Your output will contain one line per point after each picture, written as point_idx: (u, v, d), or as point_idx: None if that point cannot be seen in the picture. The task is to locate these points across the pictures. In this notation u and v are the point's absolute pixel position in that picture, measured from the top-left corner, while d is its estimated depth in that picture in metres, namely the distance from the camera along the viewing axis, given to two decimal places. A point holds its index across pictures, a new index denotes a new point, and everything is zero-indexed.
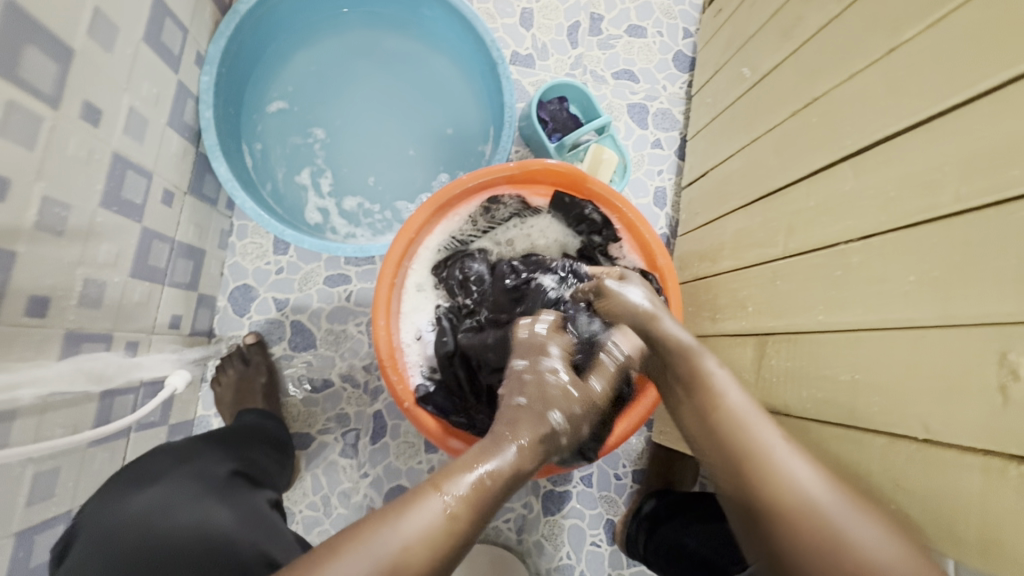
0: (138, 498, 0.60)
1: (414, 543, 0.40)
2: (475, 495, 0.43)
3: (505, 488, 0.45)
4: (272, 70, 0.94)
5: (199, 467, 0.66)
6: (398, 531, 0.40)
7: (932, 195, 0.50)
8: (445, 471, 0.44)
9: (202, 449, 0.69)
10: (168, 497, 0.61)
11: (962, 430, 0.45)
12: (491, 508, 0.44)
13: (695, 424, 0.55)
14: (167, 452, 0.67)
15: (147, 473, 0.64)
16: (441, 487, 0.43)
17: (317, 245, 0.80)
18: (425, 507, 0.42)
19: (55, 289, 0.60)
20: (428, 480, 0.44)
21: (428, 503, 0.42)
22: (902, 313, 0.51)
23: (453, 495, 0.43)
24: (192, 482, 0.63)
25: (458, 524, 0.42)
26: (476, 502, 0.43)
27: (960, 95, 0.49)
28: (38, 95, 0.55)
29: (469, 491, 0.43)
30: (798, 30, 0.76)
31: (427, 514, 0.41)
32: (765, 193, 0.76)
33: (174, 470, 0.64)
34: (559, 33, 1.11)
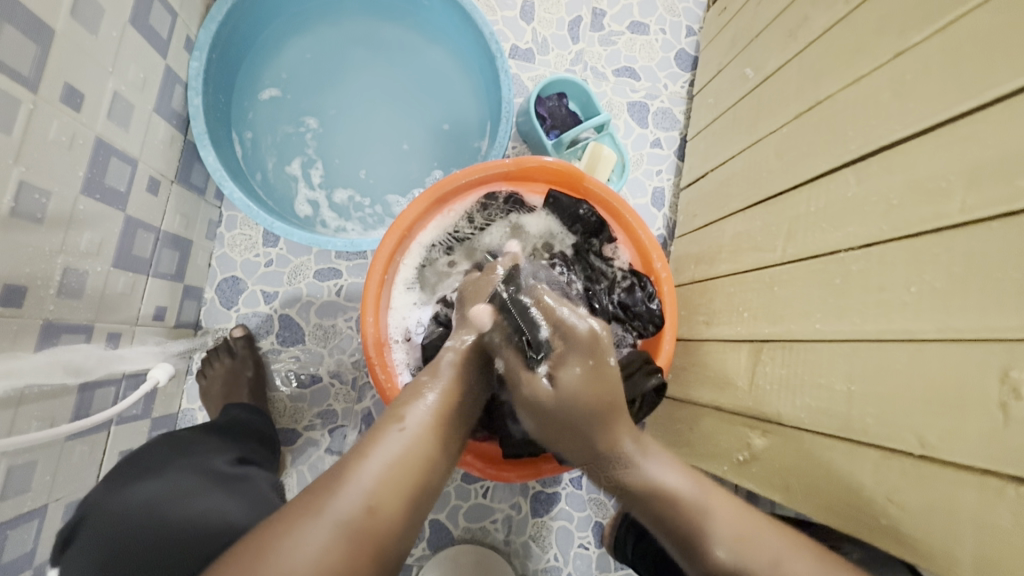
0: (140, 488, 0.59)
1: (383, 471, 0.45)
2: (427, 417, 0.51)
3: (445, 415, 0.53)
4: (265, 57, 0.91)
5: (202, 461, 0.65)
6: (367, 462, 0.45)
7: (938, 204, 0.49)
8: (393, 412, 0.51)
9: (205, 442, 0.68)
10: (171, 489, 0.59)
11: (959, 447, 0.44)
12: (445, 427, 0.52)
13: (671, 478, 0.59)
14: (163, 445, 0.66)
15: (150, 466, 0.62)
16: (398, 414, 0.51)
17: (307, 238, 0.78)
18: (385, 436, 0.48)
19: (34, 279, 0.58)
20: (382, 419, 0.50)
21: (387, 432, 0.48)
22: (902, 325, 0.50)
23: (408, 422, 0.50)
24: (194, 473, 0.62)
25: (418, 444, 0.48)
26: (424, 427, 0.50)
27: (972, 101, 0.48)
28: (16, 77, 0.53)
29: (421, 420, 0.50)
30: (804, 31, 0.74)
31: (390, 442, 0.47)
32: (765, 197, 0.75)
33: (176, 464, 0.63)
34: (560, 27, 1.09)
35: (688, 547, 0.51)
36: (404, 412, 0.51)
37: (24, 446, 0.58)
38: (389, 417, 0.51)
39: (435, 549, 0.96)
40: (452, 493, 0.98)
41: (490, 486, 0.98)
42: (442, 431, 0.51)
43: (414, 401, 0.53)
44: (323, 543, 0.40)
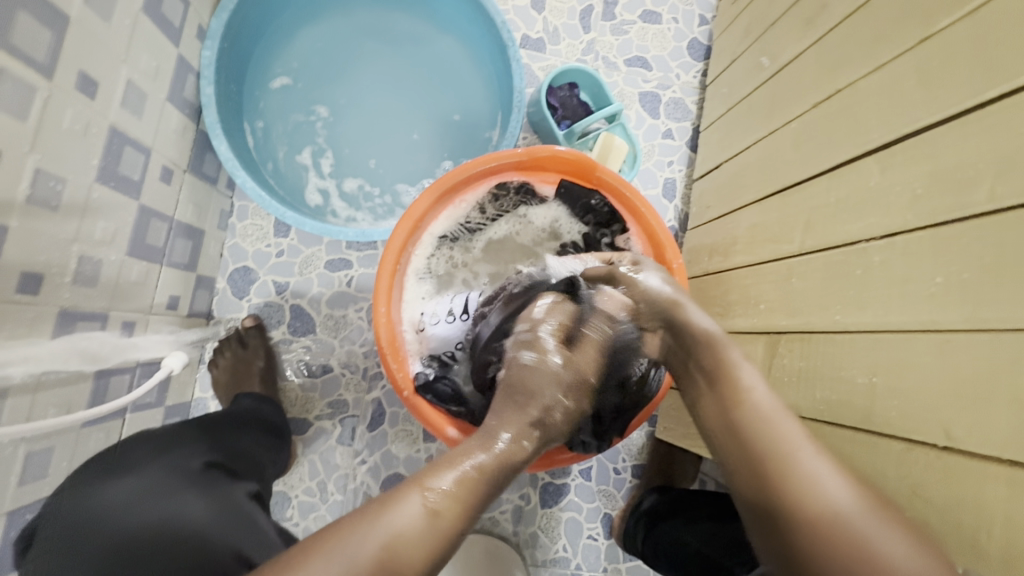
0: (109, 491, 0.58)
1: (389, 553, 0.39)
2: (461, 491, 0.43)
3: (481, 497, 0.43)
4: (275, 46, 0.91)
5: (179, 458, 0.64)
6: (383, 528, 0.40)
7: (964, 193, 0.48)
8: (427, 471, 0.44)
9: (185, 441, 0.67)
10: (145, 486, 0.59)
11: (983, 438, 0.44)
12: (479, 505, 0.44)
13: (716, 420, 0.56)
14: (144, 442, 0.67)
15: (127, 462, 0.63)
16: (428, 482, 0.43)
17: (319, 228, 0.78)
18: (408, 504, 0.41)
19: (49, 267, 0.58)
20: (413, 479, 0.43)
21: (408, 501, 0.41)
22: (926, 316, 0.49)
23: (437, 496, 0.42)
24: (169, 475, 0.61)
25: (444, 522, 0.41)
26: (455, 510, 0.42)
27: (1003, 86, 0.46)
28: (31, 64, 0.53)
29: (453, 486, 0.43)
30: (823, 18, 0.73)
31: (407, 523, 0.40)
32: (781, 188, 0.74)
33: (150, 461, 0.63)
34: (571, 16, 1.08)
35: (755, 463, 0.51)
36: (436, 481, 0.43)
37: (41, 432, 0.59)
38: (421, 476, 0.43)
39: None
40: None
41: None
42: (474, 505, 0.43)
43: (450, 477, 0.43)
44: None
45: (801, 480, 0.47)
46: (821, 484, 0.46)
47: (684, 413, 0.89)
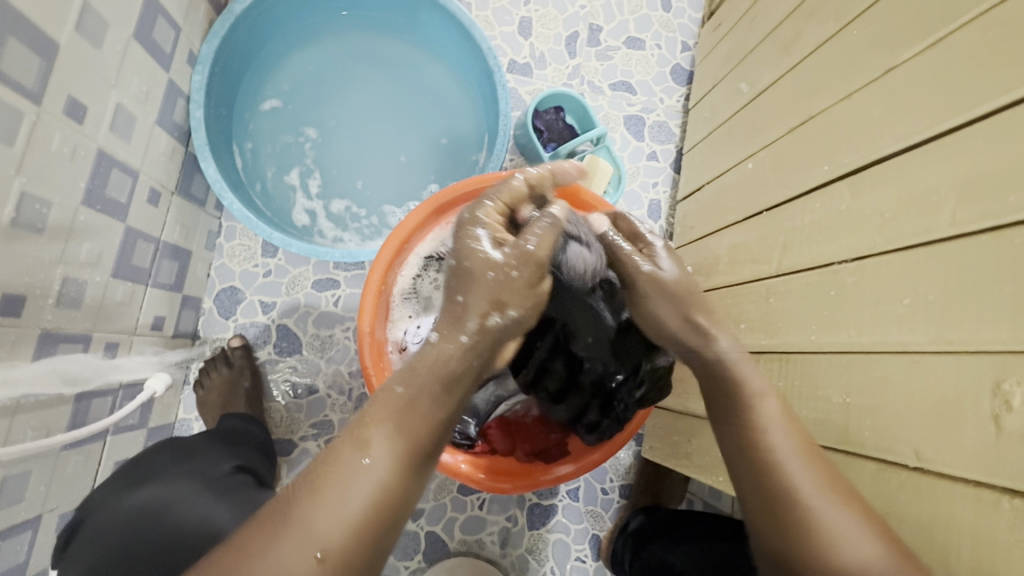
0: (139, 493, 0.61)
1: (337, 517, 0.42)
2: (389, 449, 0.46)
3: (414, 444, 0.47)
4: (267, 70, 0.93)
5: (200, 467, 0.65)
6: (325, 497, 0.42)
7: (928, 218, 0.50)
8: (358, 432, 0.47)
9: (208, 446, 0.69)
10: (168, 494, 0.61)
11: (951, 459, 0.44)
12: (416, 452, 0.47)
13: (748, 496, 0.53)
14: (167, 448, 0.67)
15: (150, 469, 0.63)
16: (360, 436, 0.46)
17: (305, 249, 0.79)
18: (345, 468, 0.44)
19: (32, 288, 0.59)
20: (348, 440, 0.46)
21: (345, 458, 0.45)
22: (896, 337, 0.50)
23: (372, 452, 0.45)
24: (193, 479, 0.62)
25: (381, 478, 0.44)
26: (390, 461, 0.45)
27: (961, 117, 0.49)
28: (20, 90, 0.54)
29: (383, 452, 0.45)
30: (797, 47, 0.75)
31: (356, 481, 0.43)
32: (760, 210, 0.76)
33: (174, 466, 0.64)
34: (557, 42, 1.11)
35: (767, 492, 0.51)
36: (367, 435, 0.46)
37: (18, 456, 0.58)
38: (352, 435, 0.46)
39: (431, 561, 0.96)
40: (448, 505, 0.97)
41: (486, 497, 0.98)
42: (410, 443, 0.47)
43: (377, 431, 0.46)
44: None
45: (827, 540, 0.47)
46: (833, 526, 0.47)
47: (670, 432, 0.89)
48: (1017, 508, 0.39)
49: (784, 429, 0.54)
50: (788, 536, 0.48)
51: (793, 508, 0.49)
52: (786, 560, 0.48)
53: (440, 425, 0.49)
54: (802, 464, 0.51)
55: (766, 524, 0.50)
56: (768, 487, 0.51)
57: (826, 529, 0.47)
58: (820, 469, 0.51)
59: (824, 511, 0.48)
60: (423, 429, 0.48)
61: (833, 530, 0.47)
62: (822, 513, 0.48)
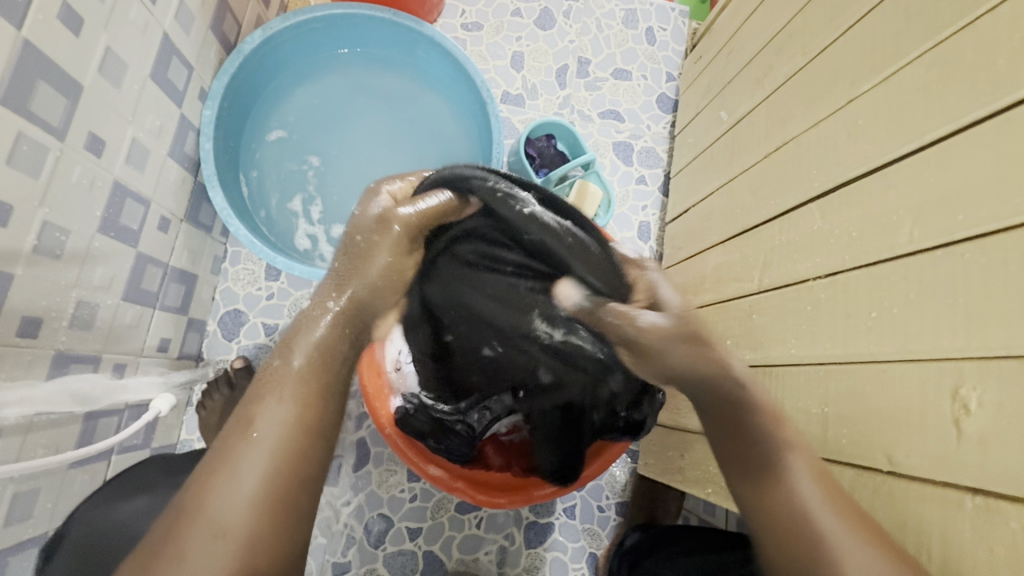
0: (129, 505, 0.61)
1: (240, 501, 0.37)
2: (288, 412, 0.40)
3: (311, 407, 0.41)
4: (273, 103, 0.98)
5: (186, 478, 0.66)
6: (219, 486, 0.37)
7: (889, 236, 0.53)
8: (252, 404, 0.41)
9: (201, 462, 0.70)
10: (156, 502, 0.61)
11: (920, 463, 0.47)
12: (323, 409, 0.41)
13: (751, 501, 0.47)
14: (163, 462, 0.68)
15: (141, 482, 0.64)
16: (250, 412, 0.40)
17: (307, 273, 0.83)
18: (237, 449, 0.38)
19: (49, 311, 0.62)
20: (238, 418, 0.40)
21: (242, 441, 0.39)
22: (865, 348, 0.53)
23: (265, 426, 0.39)
24: (180, 492, 0.64)
25: (280, 447, 0.39)
26: (285, 429, 0.39)
27: (912, 144, 0.53)
28: (46, 127, 0.58)
29: (280, 419, 0.40)
30: (770, 78, 0.80)
31: (247, 460, 0.38)
32: (741, 230, 0.79)
33: (165, 481, 0.65)
34: (548, 74, 1.17)
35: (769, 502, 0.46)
36: (263, 411, 0.40)
37: (29, 472, 0.61)
38: (245, 414, 0.40)
39: None
40: (446, 523, 0.98)
41: (483, 515, 0.99)
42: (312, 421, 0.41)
43: (292, 388, 0.41)
44: None
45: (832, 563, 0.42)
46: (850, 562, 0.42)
47: (664, 448, 0.91)
48: (978, 505, 0.41)
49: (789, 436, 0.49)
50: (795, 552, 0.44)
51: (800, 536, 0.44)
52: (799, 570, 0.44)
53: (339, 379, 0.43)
54: (812, 481, 0.47)
55: (763, 528, 0.46)
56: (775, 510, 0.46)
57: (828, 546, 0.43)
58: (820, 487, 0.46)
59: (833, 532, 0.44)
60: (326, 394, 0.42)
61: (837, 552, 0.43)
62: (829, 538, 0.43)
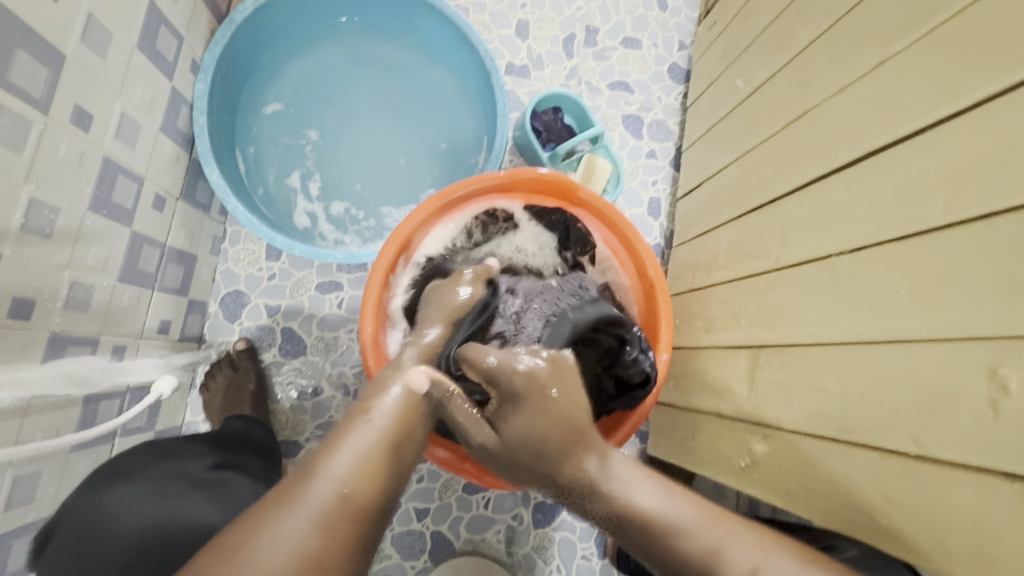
0: (119, 492, 0.59)
1: (356, 461, 0.45)
2: (396, 403, 0.51)
3: (414, 404, 0.52)
4: (269, 75, 0.95)
5: (179, 466, 0.65)
6: (339, 449, 0.45)
7: (923, 206, 0.50)
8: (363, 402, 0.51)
9: (188, 447, 0.69)
10: (147, 490, 0.59)
11: (949, 446, 0.44)
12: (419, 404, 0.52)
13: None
14: (146, 449, 0.67)
15: (126, 470, 0.62)
16: (366, 406, 0.50)
17: (308, 252, 0.80)
18: (355, 428, 0.47)
19: (41, 292, 0.60)
20: (353, 410, 0.50)
21: (355, 423, 0.48)
22: (891, 326, 0.50)
23: (375, 414, 0.49)
24: (173, 477, 0.62)
25: (390, 426, 0.48)
26: (396, 416, 0.49)
27: (949, 107, 0.49)
28: (28, 99, 0.55)
29: (392, 404, 0.50)
30: (790, 43, 0.76)
31: (359, 431, 0.47)
32: (757, 205, 0.76)
33: (153, 466, 0.63)
34: (554, 44, 1.12)
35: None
36: (375, 400, 0.51)
37: (30, 456, 0.60)
38: (360, 407, 0.50)
39: (437, 561, 0.96)
40: (453, 504, 0.98)
41: (491, 496, 0.98)
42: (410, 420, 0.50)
43: (403, 385, 0.52)
44: (297, 529, 0.40)
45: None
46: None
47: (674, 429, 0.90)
48: (1016, 492, 0.39)
49: (638, 481, 0.55)
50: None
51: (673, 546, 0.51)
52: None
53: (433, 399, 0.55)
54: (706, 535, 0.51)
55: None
56: (657, 534, 0.52)
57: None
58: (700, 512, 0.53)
59: (726, 557, 0.49)
60: (424, 402, 0.53)
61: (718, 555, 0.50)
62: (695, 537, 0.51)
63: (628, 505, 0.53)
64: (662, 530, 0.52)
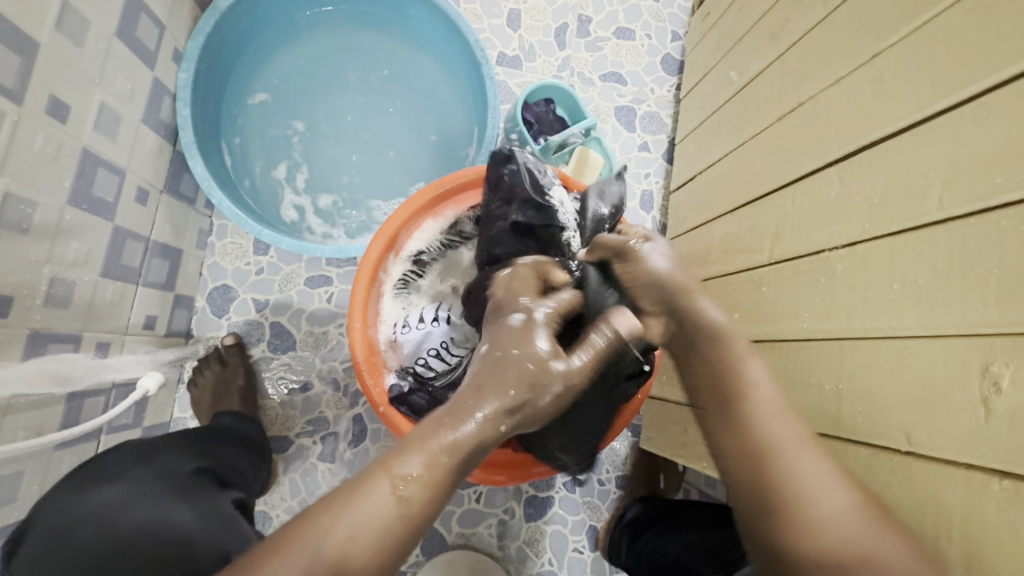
0: (97, 495, 0.57)
1: (355, 545, 0.38)
2: (425, 477, 0.41)
3: (448, 480, 0.42)
4: (255, 65, 0.93)
5: (165, 464, 0.62)
6: (341, 523, 0.39)
7: (917, 201, 0.49)
8: (395, 453, 0.42)
9: (175, 445, 0.66)
10: (129, 495, 0.58)
11: (941, 442, 0.44)
12: (451, 480, 0.42)
13: (727, 442, 0.49)
14: (131, 446, 0.64)
15: (107, 469, 0.60)
16: (393, 467, 0.41)
17: (296, 246, 0.79)
18: (371, 495, 0.40)
19: (20, 289, 0.59)
20: (376, 469, 0.41)
21: (373, 493, 0.40)
22: (884, 322, 0.50)
23: (406, 486, 0.40)
24: (155, 480, 0.60)
25: (407, 503, 0.40)
26: (423, 495, 0.41)
27: (943, 102, 0.49)
28: (1, 89, 0.53)
29: (420, 471, 0.41)
30: (785, 34, 0.75)
31: (369, 504, 0.40)
32: (751, 199, 0.75)
33: (137, 467, 0.61)
34: (546, 34, 1.11)
35: (747, 451, 0.47)
36: (403, 466, 0.41)
37: (12, 455, 0.59)
38: (386, 463, 0.41)
39: (429, 555, 0.96)
40: None
41: (483, 490, 0.98)
42: (442, 497, 0.42)
43: (440, 455, 0.42)
44: None
45: (803, 494, 0.43)
46: (811, 481, 0.44)
47: (666, 423, 0.90)
48: (1006, 489, 0.39)
49: (780, 415, 0.48)
50: (766, 493, 0.45)
51: (764, 466, 0.46)
52: (759, 488, 0.45)
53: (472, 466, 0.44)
54: (777, 418, 0.48)
55: (738, 477, 0.47)
56: (746, 449, 0.47)
57: (803, 487, 0.44)
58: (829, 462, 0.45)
59: (795, 458, 0.45)
60: (453, 479, 0.42)
61: (806, 484, 0.44)
62: (802, 468, 0.45)
63: (722, 353, 0.53)
64: (736, 396, 0.50)
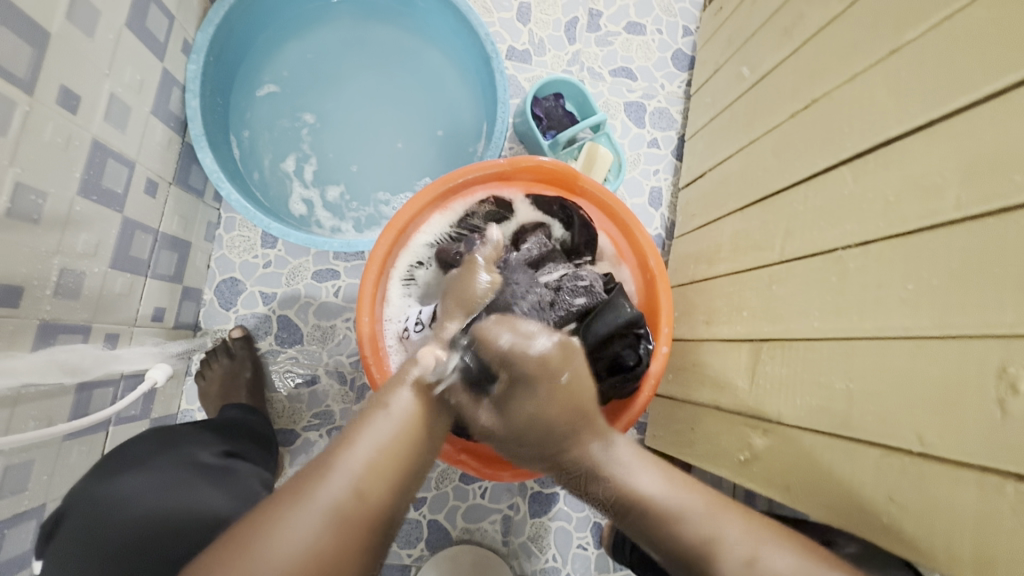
0: (126, 480, 0.58)
1: (370, 457, 0.44)
2: (410, 399, 0.49)
3: (432, 398, 0.51)
4: (264, 56, 0.92)
5: (190, 452, 0.63)
6: (355, 443, 0.44)
7: (934, 200, 0.48)
8: (383, 394, 0.50)
9: (196, 434, 0.67)
10: (160, 478, 0.58)
11: (955, 445, 0.44)
12: (433, 396, 0.51)
13: (694, 562, 0.49)
14: (151, 438, 0.64)
15: (132, 459, 0.61)
16: (382, 398, 0.49)
17: (304, 239, 0.79)
18: (370, 420, 0.47)
19: (30, 279, 0.59)
20: (370, 404, 0.49)
21: (373, 418, 0.46)
22: (899, 323, 0.50)
23: (393, 406, 0.48)
24: (181, 464, 0.61)
25: (404, 421, 0.47)
26: (412, 410, 0.48)
27: (962, 99, 0.48)
28: (12, 79, 0.53)
29: (407, 399, 0.49)
30: (799, 29, 0.74)
31: (372, 425, 0.46)
32: (762, 195, 0.75)
33: (162, 454, 0.61)
34: (556, 28, 1.10)
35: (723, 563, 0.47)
36: (393, 393, 0.49)
37: (22, 445, 0.59)
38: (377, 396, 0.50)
39: (433, 549, 0.96)
40: (450, 493, 0.97)
41: (487, 486, 0.98)
42: (428, 425, 0.49)
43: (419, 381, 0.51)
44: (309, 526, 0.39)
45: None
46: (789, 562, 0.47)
47: (672, 422, 0.90)
48: (1021, 492, 0.39)
49: (719, 504, 0.51)
50: None
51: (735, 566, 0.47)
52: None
53: (456, 392, 0.53)
54: (719, 508, 0.50)
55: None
56: (714, 551, 0.48)
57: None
58: (732, 512, 0.50)
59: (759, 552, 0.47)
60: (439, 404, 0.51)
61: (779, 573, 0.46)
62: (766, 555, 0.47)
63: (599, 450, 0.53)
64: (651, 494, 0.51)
